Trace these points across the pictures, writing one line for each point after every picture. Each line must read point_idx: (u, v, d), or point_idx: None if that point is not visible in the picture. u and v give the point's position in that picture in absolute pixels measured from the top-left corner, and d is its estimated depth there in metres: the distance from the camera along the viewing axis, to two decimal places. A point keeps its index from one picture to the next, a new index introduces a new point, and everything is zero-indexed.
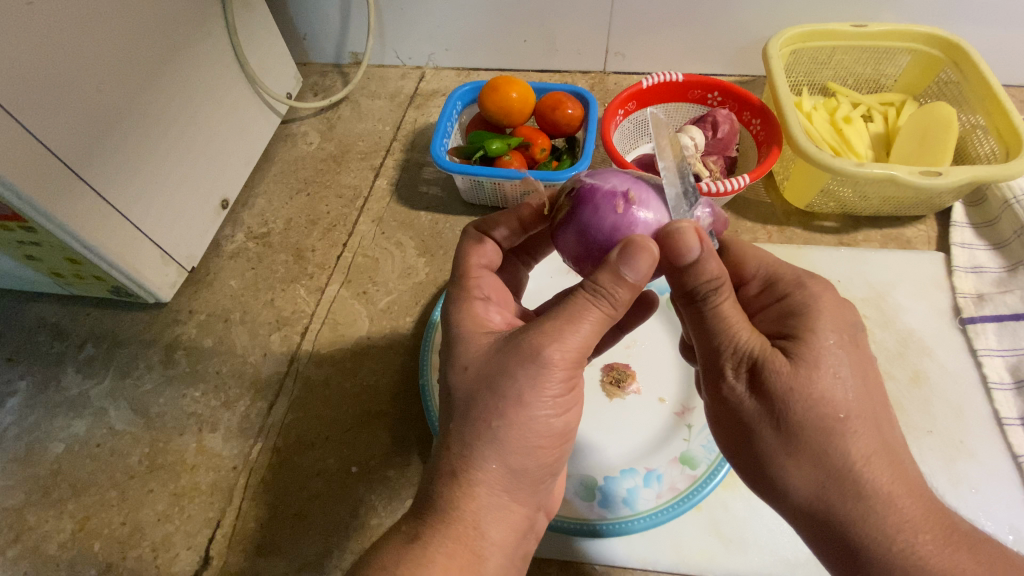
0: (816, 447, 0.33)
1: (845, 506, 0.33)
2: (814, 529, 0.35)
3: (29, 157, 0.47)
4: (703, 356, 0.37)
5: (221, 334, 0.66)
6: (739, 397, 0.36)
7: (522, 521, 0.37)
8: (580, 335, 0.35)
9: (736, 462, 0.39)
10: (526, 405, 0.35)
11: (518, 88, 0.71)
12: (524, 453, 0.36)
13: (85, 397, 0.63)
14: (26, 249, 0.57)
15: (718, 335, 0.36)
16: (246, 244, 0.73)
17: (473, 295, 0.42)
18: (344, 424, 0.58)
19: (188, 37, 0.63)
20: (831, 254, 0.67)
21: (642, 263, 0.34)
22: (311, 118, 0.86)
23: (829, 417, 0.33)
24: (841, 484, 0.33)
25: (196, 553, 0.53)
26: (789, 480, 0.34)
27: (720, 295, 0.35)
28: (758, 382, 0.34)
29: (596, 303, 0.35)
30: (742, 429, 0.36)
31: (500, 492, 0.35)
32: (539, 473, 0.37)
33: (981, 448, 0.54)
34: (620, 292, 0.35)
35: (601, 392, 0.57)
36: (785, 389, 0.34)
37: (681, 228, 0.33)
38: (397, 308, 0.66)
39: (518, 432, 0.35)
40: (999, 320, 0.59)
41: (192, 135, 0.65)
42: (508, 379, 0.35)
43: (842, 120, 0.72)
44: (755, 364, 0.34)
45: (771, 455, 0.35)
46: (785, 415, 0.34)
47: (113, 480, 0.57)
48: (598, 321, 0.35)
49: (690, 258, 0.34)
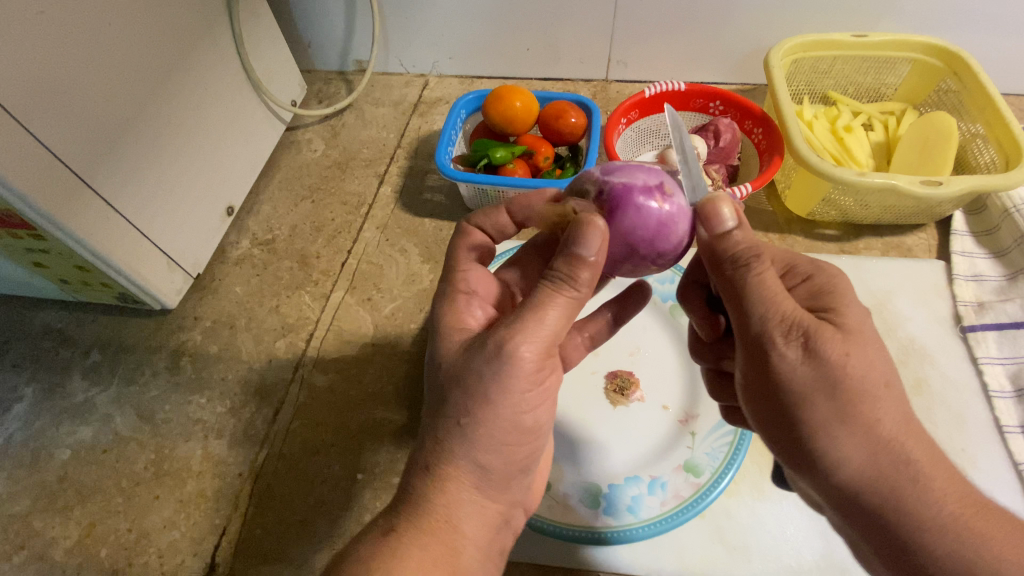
0: (869, 413, 0.33)
1: (897, 474, 0.32)
2: (862, 503, 0.34)
3: (38, 165, 0.48)
4: (741, 329, 0.35)
5: (227, 341, 0.66)
6: (790, 365, 0.33)
7: (494, 518, 0.38)
8: (548, 323, 0.35)
9: (773, 440, 0.37)
10: (493, 401, 0.35)
11: (521, 96, 0.71)
12: (491, 450, 0.36)
13: (91, 403, 0.63)
14: (33, 256, 0.58)
15: (762, 302, 0.34)
16: (251, 251, 0.74)
17: (456, 292, 0.42)
18: (349, 431, 0.59)
19: (195, 46, 0.64)
20: (833, 262, 0.67)
21: (596, 241, 0.34)
22: (316, 125, 0.87)
23: (877, 384, 0.33)
24: (888, 451, 0.33)
25: (202, 560, 0.53)
26: (843, 452, 0.33)
27: (761, 264, 0.35)
28: (810, 348, 0.33)
29: (559, 291, 0.35)
30: (787, 402, 0.34)
31: (470, 489, 0.36)
32: (508, 470, 0.38)
33: (983, 455, 0.54)
34: (579, 273, 0.35)
35: (605, 399, 0.58)
36: (840, 355, 0.33)
37: (718, 200, 0.37)
38: (401, 314, 0.67)
39: (485, 430, 0.35)
40: (999, 328, 0.59)
41: (198, 143, 0.66)
42: (473, 374, 0.35)
43: (842, 129, 0.73)
44: (807, 329, 0.33)
45: (823, 427, 0.33)
46: (840, 381, 0.33)
47: (118, 486, 0.58)
48: (561, 306, 0.35)
49: (724, 228, 0.36)
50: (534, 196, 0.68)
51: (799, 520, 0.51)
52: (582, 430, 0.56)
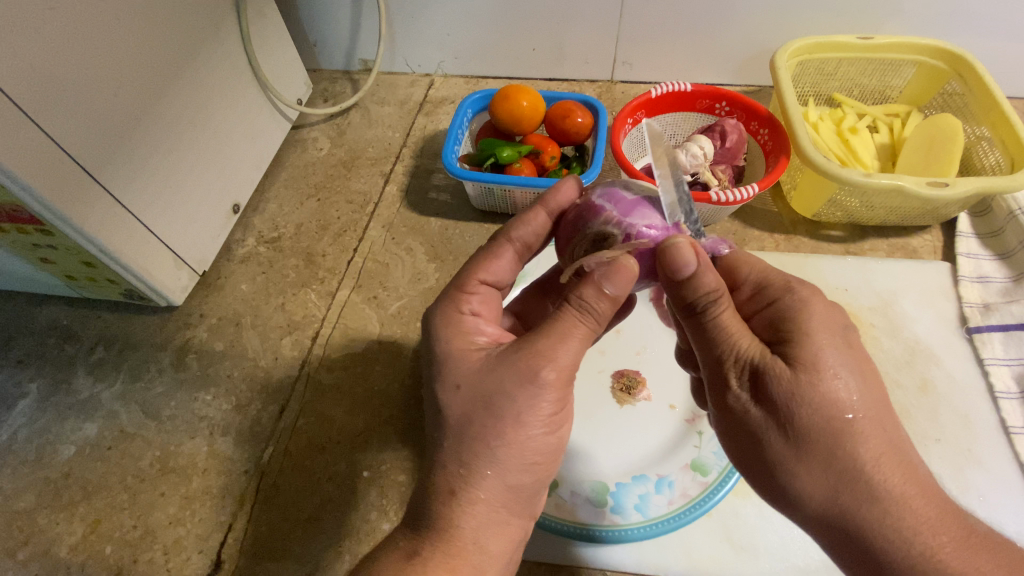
0: (824, 450, 0.34)
1: (862, 508, 0.34)
2: (833, 535, 0.35)
3: (48, 160, 0.48)
4: (705, 365, 0.38)
5: (232, 338, 0.66)
6: (743, 405, 0.36)
7: (517, 534, 0.38)
8: (570, 351, 0.36)
9: (743, 470, 0.39)
10: (524, 423, 0.36)
11: (528, 96, 0.72)
12: (519, 470, 0.37)
13: (96, 399, 0.63)
14: (40, 251, 0.58)
15: (720, 344, 0.36)
16: (257, 248, 0.74)
17: (462, 311, 0.42)
18: (355, 429, 0.59)
19: (202, 42, 0.64)
20: (838, 263, 0.67)
21: (621, 280, 0.36)
22: (321, 123, 0.87)
23: (836, 419, 0.34)
24: (850, 487, 0.34)
25: (207, 557, 0.53)
26: (803, 487, 0.35)
27: (720, 306, 0.36)
28: (760, 389, 0.35)
29: (583, 320, 0.37)
30: (747, 439, 0.37)
31: (498, 509, 0.36)
32: (535, 486, 0.38)
33: (989, 456, 0.54)
34: (601, 304, 0.36)
35: (612, 399, 0.58)
36: (789, 395, 0.34)
37: (676, 242, 0.35)
38: (407, 312, 0.67)
39: (516, 451, 0.36)
40: (1005, 329, 0.60)
41: (206, 140, 0.66)
42: (504, 395, 0.36)
43: (848, 131, 0.73)
44: (759, 370, 0.35)
45: (781, 463, 0.35)
46: (791, 422, 0.34)
47: (123, 483, 0.58)
48: (583, 338, 0.37)
49: (687, 272, 0.35)
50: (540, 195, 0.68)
51: None
52: (588, 429, 0.56)
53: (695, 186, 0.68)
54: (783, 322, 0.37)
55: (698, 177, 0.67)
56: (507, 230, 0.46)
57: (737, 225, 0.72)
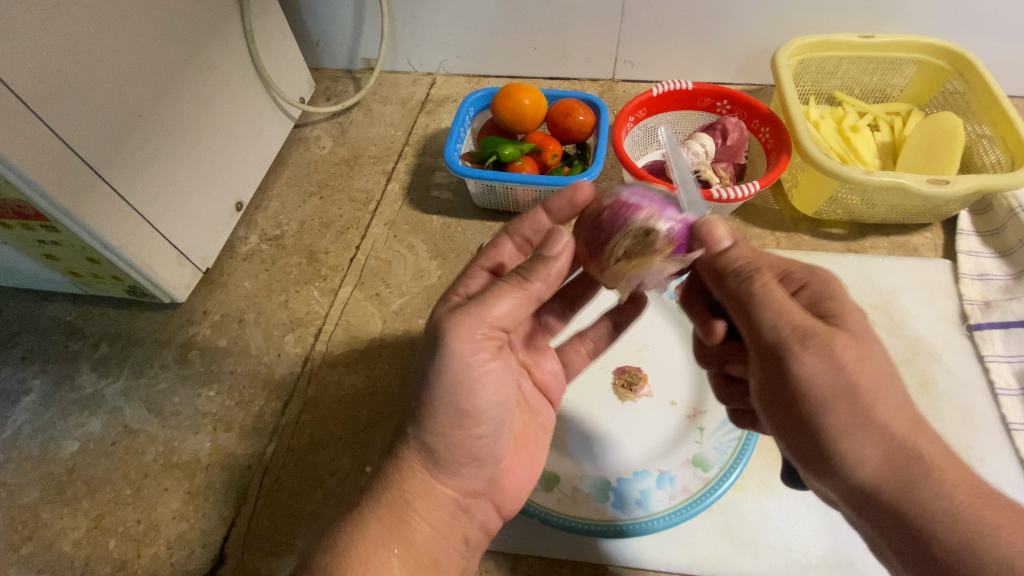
0: (880, 409, 0.32)
1: (916, 470, 0.32)
2: (890, 511, 0.33)
3: (54, 157, 0.48)
4: (755, 339, 0.36)
5: (236, 335, 0.66)
6: (810, 372, 0.33)
7: (449, 503, 0.44)
8: (499, 312, 0.40)
9: (792, 445, 0.37)
10: (446, 380, 0.40)
11: (530, 95, 0.72)
12: (442, 441, 0.42)
13: (100, 396, 0.63)
14: (45, 248, 0.58)
15: (772, 311, 0.35)
16: (260, 246, 0.74)
17: (454, 293, 0.44)
18: (358, 425, 0.59)
19: (204, 40, 0.64)
20: (840, 260, 0.67)
21: (560, 244, 0.39)
22: (324, 122, 0.87)
23: (887, 379, 0.33)
24: (909, 450, 0.32)
25: (211, 551, 0.53)
26: (860, 454, 0.33)
27: (762, 275, 0.37)
28: (823, 350, 0.33)
29: (506, 279, 0.41)
30: (809, 410, 0.34)
31: None
32: (461, 447, 0.43)
33: (989, 452, 0.54)
34: (535, 270, 0.40)
35: (614, 395, 0.58)
36: (854, 356, 0.33)
37: (715, 217, 0.39)
38: (410, 309, 0.67)
39: (431, 415, 0.41)
40: (1005, 326, 0.60)
41: (209, 138, 0.66)
42: (423, 347, 0.41)
43: (849, 129, 0.73)
44: (818, 332, 0.33)
45: (844, 430, 0.33)
46: (853, 383, 0.33)
47: (127, 478, 0.58)
48: (515, 297, 0.40)
49: (722, 245, 0.39)
50: (542, 193, 0.69)
51: (808, 516, 0.51)
52: (590, 425, 0.56)
53: (697, 183, 0.68)
54: None
55: (699, 175, 0.67)
56: (509, 224, 0.48)
57: (738, 223, 0.72)
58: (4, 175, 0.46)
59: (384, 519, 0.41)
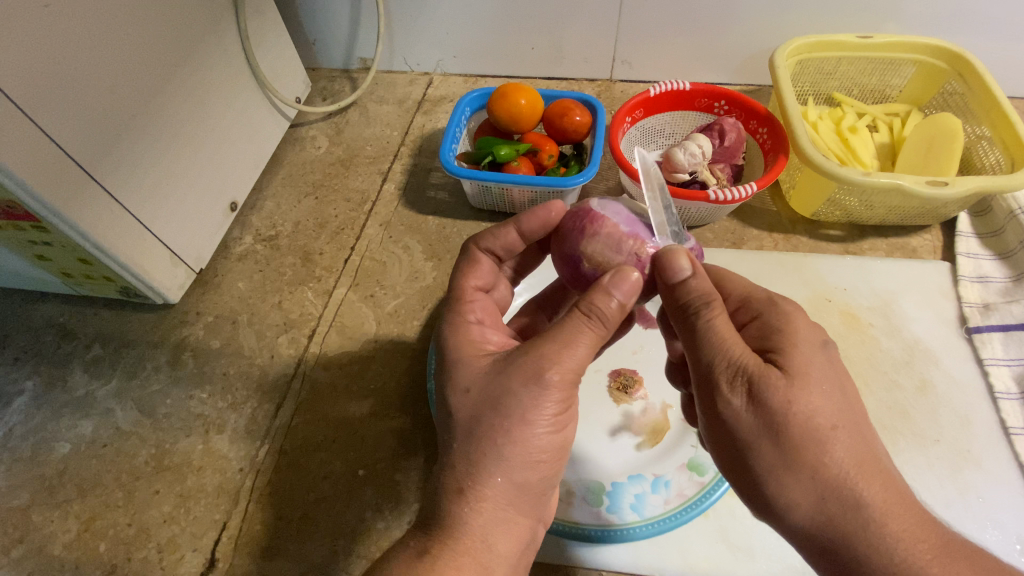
0: (813, 458, 0.33)
1: (847, 517, 0.33)
2: (817, 547, 0.34)
3: (42, 156, 0.48)
4: (695, 373, 0.37)
5: (229, 336, 0.66)
6: (735, 411, 0.35)
7: (525, 534, 0.38)
8: (578, 354, 0.36)
9: (731, 477, 0.38)
10: (530, 423, 0.36)
11: (526, 95, 0.71)
12: (526, 468, 0.36)
13: (92, 397, 0.63)
14: (36, 249, 0.58)
15: (710, 350, 0.36)
16: (254, 246, 0.73)
17: (468, 320, 0.43)
18: (351, 427, 0.59)
19: (199, 40, 0.63)
20: (838, 262, 0.67)
21: (628, 287, 0.37)
22: (319, 122, 0.87)
23: (822, 426, 0.33)
24: (836, 495, 0.33)
25: (202, 555, 0.53)
26: (790, 496, 0.34)
27: (711, 310, 0.37)
28: (752, 393, 0.34)
29: (590, 324, 0.36)
30: (737, 447, 0.36)
31: (504, 506, 0.36)
32: (540, 485, 0.38)
33: (989, 457, 0.54)
34: (611, 311, 0.37)
35: (609, 398, 0.58)
36: (784, 403, 0.33)
37: (674, 250, 0.38)
38: (404, 311, 0.66)
39: (520, 448, 0.36)
40: (1005, 329, 0.59)
41: (202, 138, 0.66)
42: (512, 399, 0.35)
43: (847, 130, 0.73)
44: (751, 375, 0.34)
45: (770, 470, 0.34)
46: (782, 428, 0.34)
47: (118, 481, 0.57)
48: (593, 340, 0.37)
49: (680, 278, 0.38)
50: (537, 193, 0.68)
51: None
52: (585, 429, 0.56)
53: (693, 185, 0.67)
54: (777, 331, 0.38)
55: (696, 176, 0.67)
56: (477, 239, 0.49)
57: (736, 224, 0.72)
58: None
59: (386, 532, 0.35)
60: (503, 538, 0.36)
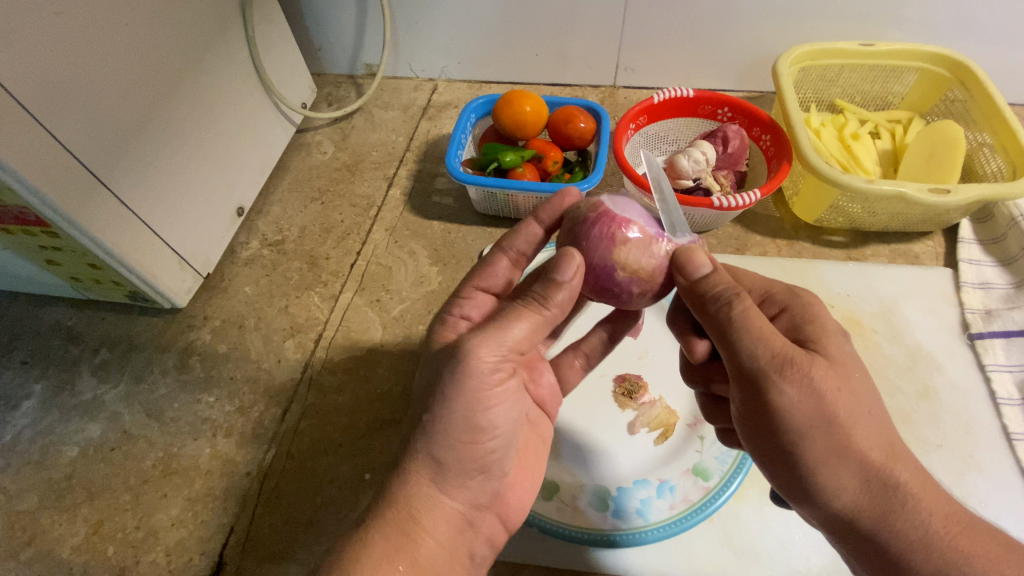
0: (858, 442, 0.34)
1: (895, 499, 0.33)
2: (867, 533, 0.35)
3: (53, 161, 0.48)
4: (735, 368, 0.36)
5: (236, 340, 0.66)
6: (787, 402, 0.34)
7: (455, 518, 0.39)
8: (513, 333, 0.38)
9: (775, 471, 0.38)
10: (450, 399, 0.38)
11: (531, 101, 0.72)
12: (448, 445, 0.38)
13: (100, 401, 0.63)
14: (46, 253, 0.58)
15: (750, 341, 0.35)
16: (261, 251, 0.74)
17: (451, 314, 0.46)
18: (358, 431, 0.59)
19: (207, 46, 0.64)
20: (842, 269, 0.67)
21: (569, 270, 0.38)
22: (325, 128, 0.88)
23: (859, 411, 0.34)
24: (881, 479, 0.34)
25: (209, 558, 0.53)
26: (840, 483, 0.34)
27: (744, 301, 0.36)
28: (801, 382, 0.34)
29: (529, 307, 0.39)
30: (787, 440, 0.35)
31: (427, 485, 0.38)
32: (467, 465, 0.39)
33: (991, 462, 0.54)
34: (549, 293, 0.38)
35: (613, 402, 0.58)
36: (830, 386, 0.34)
37: (693, 247, 0.39)
38: (410, 316, 0.67)
39: (445, 425, 0.38)
40: (1007, 336, 0.60)
41: (210, 144, 0.66)
42: (442, 377, 0.38)
43: (850, 137, 0.73)
44: (795, 362, 0.34)
45: (822, 460, 0.34)
46: (831, 417, 0.34)
47: (126, 484, 0.58)
48: (531, 319, 0.39)
49: (702, 272, 0.38)
50: (542, 199, 0.69)
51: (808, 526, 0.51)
52: (590, 434, 0.56)
53: (697, 192, 0.68)
54: None
55: (699, 182, 0.67)
56: (501, 242, 0.49)
57: (739, 230, 0.72)
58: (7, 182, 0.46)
59: (391, 537, 0.36)
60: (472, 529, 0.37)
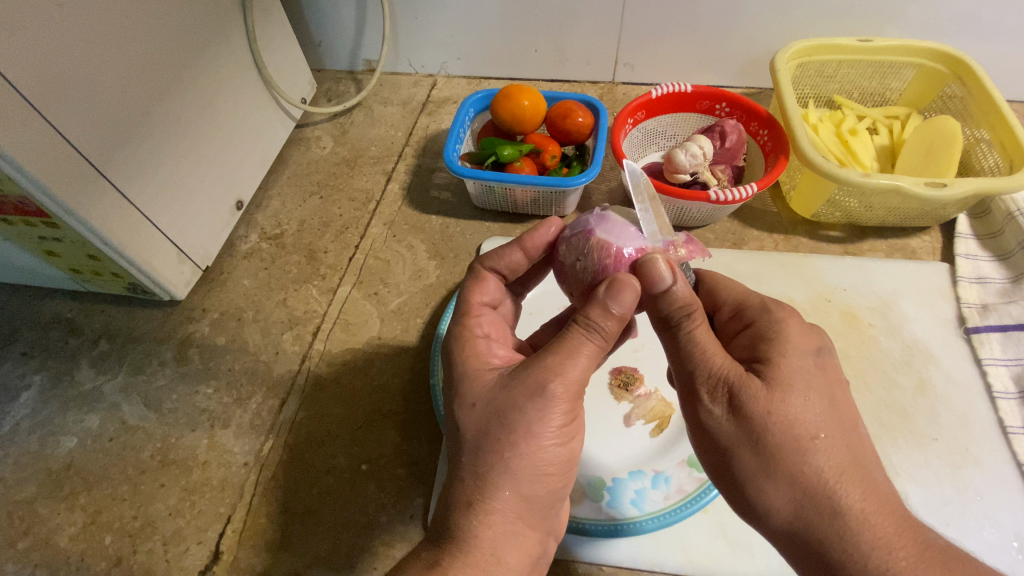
0: (790, 465, 0.34)
1: (824, 522, 0.34)
2: (798, 549, 0.35)
3: (53, 152, 0.49)
4: (680, 383, 0.38)
5: (234, 333, 0.67)
6: (716, 420, 0.36)
7: (534, 547, 0.37)
8: (578, 367, 0.37)
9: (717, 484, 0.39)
10: (535, 435, 0.36)
11: (529, 96, 0.72)
12: (533, 481, 0.36)
13: (98, 392, 0.64)
14: (45, 244, 0.59)
15: (693, 360, 0.37)
16: (259, 244, 0.74)
17: (475, 334, 0.44)
18: (355, 422, 0.59)
19: (207, 40, 0.64)
20: (840, 263, 0.67)
21: (625, 298, 0.37)
22: (324, 123, 0.88)
23: (800, 436, 0.35)
24: (814, 502, 0.34)
25: (207, 547, 0.54)
26: (769, 501, 0.35)
27: (693, 322, 0.37)
28: (730, 403, 0.36)
29: (590, 337, 0.37)
30: (721, 455, 0.37)
31: (513, 519, 0.36)
32: (549, 497, 0.38)
33: (986, 455, 0.54)
34: (608, 324, 0.37)
35: (609, 394, 0.58)
36: (761, 412, 0.35)
37: (652, 260, 0.37)
38: (408, 309, 0.67)
39: (527, 461, 0.36)
40: (1003, 329, 0.60)
41: (210, 138, 0.67)
42: (517, 412, 0.36)
43: (848, 132, 0.73)
44: (731, 386, 0.36)
45: (751, 477, 0.36)
46: (760, 437, 0.35)
47: (124, 474, 0.58)
48: (591, 352, 0.37)
49: (663, 287, 0.37)
50: (540, 193, 0.69)
51: None
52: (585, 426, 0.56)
53: (694, 186, 0.68)
54: (775, 332, 0.38)
55: (697, 176, 0.67)
56: (484, 260, 0.50)
57: (736, 224, 0.72)
58: (5, 171, 0.46)
59: None
60: (514, 550, 0.36)
